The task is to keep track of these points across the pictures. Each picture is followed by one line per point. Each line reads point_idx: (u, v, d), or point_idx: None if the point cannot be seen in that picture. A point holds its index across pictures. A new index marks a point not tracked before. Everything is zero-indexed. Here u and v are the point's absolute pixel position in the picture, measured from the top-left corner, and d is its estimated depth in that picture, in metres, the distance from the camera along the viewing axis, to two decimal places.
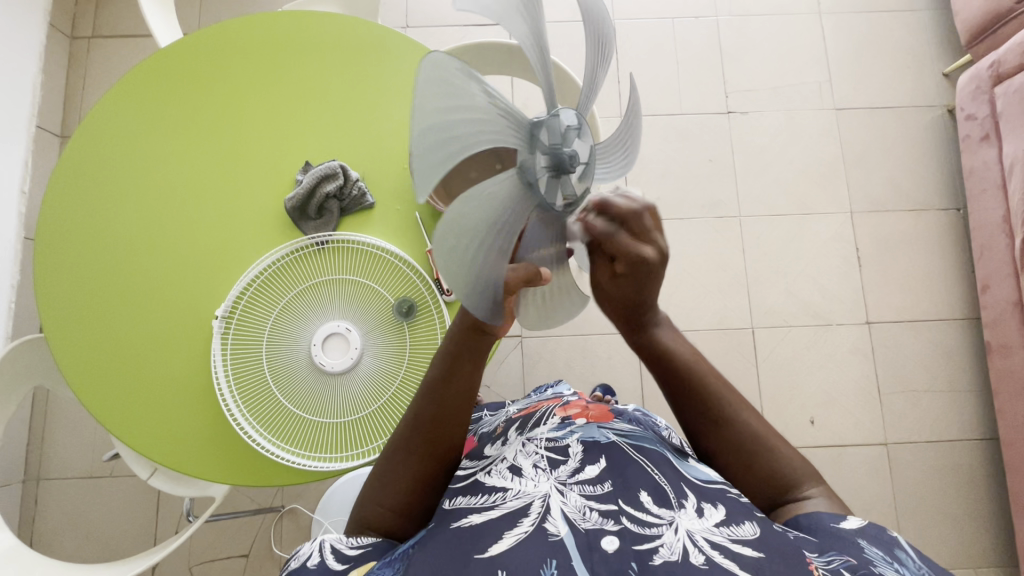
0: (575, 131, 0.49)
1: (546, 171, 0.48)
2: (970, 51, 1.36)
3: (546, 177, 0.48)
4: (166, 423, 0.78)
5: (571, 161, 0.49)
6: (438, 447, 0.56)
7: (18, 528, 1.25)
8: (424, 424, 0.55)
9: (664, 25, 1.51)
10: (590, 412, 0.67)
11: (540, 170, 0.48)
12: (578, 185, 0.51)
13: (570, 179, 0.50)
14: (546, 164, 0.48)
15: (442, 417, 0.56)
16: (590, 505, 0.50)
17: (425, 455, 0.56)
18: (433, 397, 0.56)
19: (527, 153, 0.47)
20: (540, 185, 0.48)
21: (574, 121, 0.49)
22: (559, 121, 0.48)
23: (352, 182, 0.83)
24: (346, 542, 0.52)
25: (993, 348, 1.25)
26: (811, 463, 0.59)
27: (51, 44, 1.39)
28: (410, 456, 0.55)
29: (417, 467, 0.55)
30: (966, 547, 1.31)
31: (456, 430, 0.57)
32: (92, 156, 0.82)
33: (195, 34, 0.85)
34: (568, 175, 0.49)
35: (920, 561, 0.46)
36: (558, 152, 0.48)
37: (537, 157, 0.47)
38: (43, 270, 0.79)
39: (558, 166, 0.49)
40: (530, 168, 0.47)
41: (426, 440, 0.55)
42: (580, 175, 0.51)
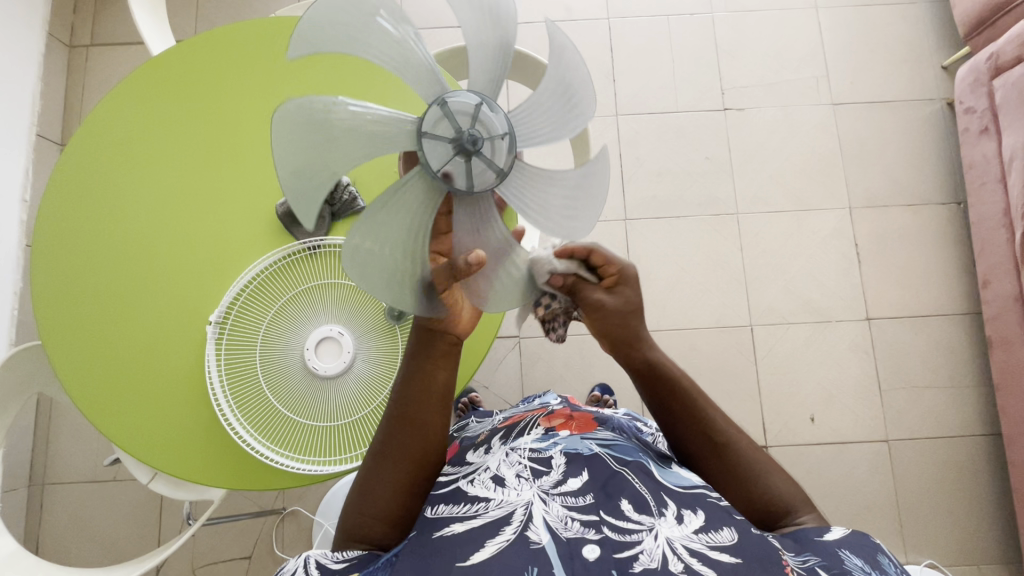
0: (481, 106, 0.51)
1: (457, 157, 0.51)
2: (969, 43, 1.35)
3: (450, 155, 0.51)
4: (162, 425, 0.79)
5: (478, 136, 0.51)
6: (418, 450, 0.56)
7: (25, 532, 1.26)
8: (399, 428, 0.56)
9: (659, 22, 1.50)
10: (572, 422, 0.67)
11: (452, 163, 0.51)
12: (492, 170, 0.53)
13: (476, 161, 0.51)
14: (455, 154, 0.51)
15: (419, 418, 0.57)
16: (572, 515, 0.50)
17: (406, 459, 0.56)
18: (406, 398, 0.57)
19: (421, 145, 0.50)
20: (441, 161, 0.51)
21: (475, 98, 0.51)
22: (449, 103, 0.51)
23: (343, 187, 0.81)
24: (331, 557, 0.52)
25: (994, 343, 1.24)
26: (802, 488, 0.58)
27: (50, 54, 1.40)
28: (391, 462, 0.56)
29: (399, 473, 0.56)
30: (969, 543, 1.30)
31: (432, 431, 0.58)
32: (87, 161, 0.82)
33: (187, 39, 0.86)
34: (473, 156, 0.51)
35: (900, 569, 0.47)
36: (460, 135, 0.50)
37: (442, 145, 0.50)
38: (41, 275, 0.80)
39: (467, 148, 0.51)
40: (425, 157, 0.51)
41: (404, 445, 0.56)
42: (503, 144, 0.52)
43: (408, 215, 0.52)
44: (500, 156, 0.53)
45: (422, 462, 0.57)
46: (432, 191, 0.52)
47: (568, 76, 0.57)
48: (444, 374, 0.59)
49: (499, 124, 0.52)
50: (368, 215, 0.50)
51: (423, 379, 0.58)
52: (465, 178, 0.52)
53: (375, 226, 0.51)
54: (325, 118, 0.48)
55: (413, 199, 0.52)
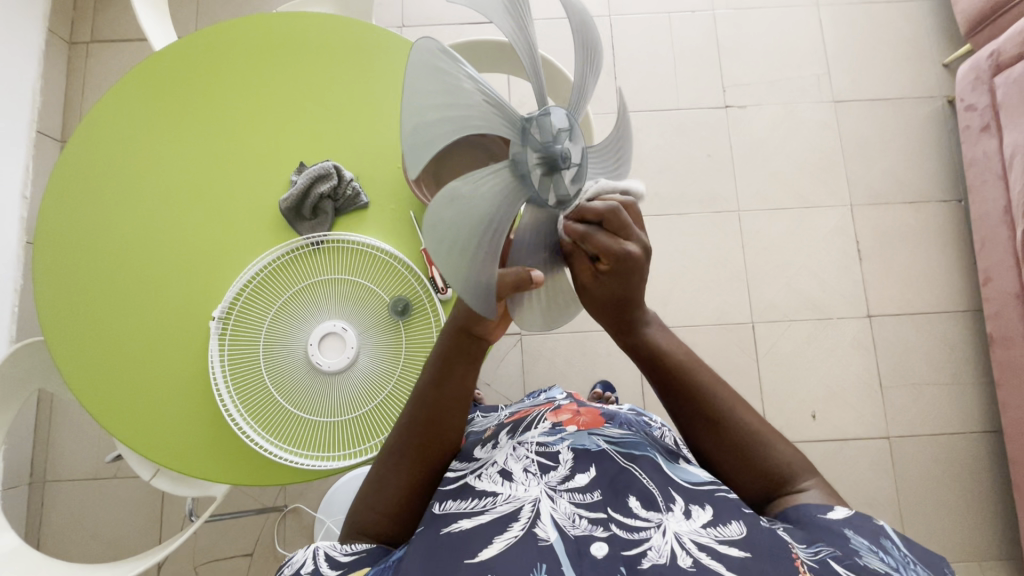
0: (569, 133, 0.51)
1: (539, 169, 0.49)
2: (970, 41, 1.35)
3: (537, 172, 0.49)
4: (165, 421, 0.79)
5: (564, 154, 0.50)
6: (432, 451, 0.57)
7: (25, 528, 1.26)
8: (417, 427, 0.57)
9: (660, 19, 1.50)
10: (580, 417, 0.67)
11: (533, 172, 0.49)
12: (570, 185, 0.52)
13: (561, 178, 0.51)
14: (538, 166, 0.49)
15: (435, 419, 0.57)
16: (579, 512, 0.51)
17: (419, 458, 0.57)
18: (426, 401, 0.57)
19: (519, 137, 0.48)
20: (530, 174, 0.49)
21: (566, 122, 0.50)
22: (549, 113, 0.49)
23: (346, 182, 0.83)
24: (340, 549, 0.52)
25: (995, 340, 1.25)
26: (804, 455, 0.58)
27: (50, 50, 1.39)
28: (404, 459, 0.57)
29: (410, 472, 0.57)
30: (969, 540, 1.30)
31: (449, 432, 0.58)
32: (91, 157, 0.82)
33: (192, 34, 0.86)
34: (560, 174, 0.50)
35: (905, 549, 0.46)
36: (551, 150, 0.49)
37: (530, 151, 0.49)
38: (45, 270, 0.80)
39: (551, 165, 0.50)
40: (517, 150, 0.48)
41: (420, 444, 0.57)
42: (573, 174, 0.52)
43: (491, 207, 0.47)
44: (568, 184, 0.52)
45: (433, 461, 0.58)
46: (517, 194, 0.48)
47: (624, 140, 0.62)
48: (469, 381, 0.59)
49: (577, 155, 0.52)
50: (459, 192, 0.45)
51: (447, 383, 0.58)
52: (539, 192, 0.50)
53: (464, 204, 0.45)
54: (454, 73, 0.43)
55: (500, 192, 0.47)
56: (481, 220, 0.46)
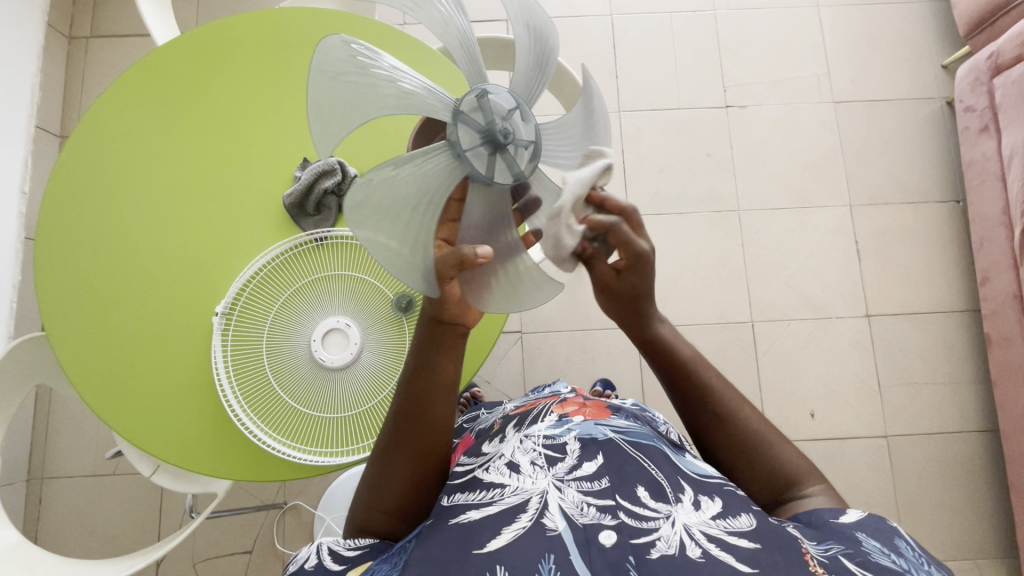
0: (516, 111, 0.52)
1: (487, 149, 0.51)
2: (969, 43, 1.36)
3: (481, 150, 0.51)
4: (167, 416, 0.79)
5: (507, 127, 0.51)
6: (422, 445, 0.55)
7: (23, 526, 1.26)
8: (404, 421, 0.55)
9: (661, 19, 1.51)
10: (586, 409, 0.67)
11: (481, 154, 0.51)
12: (519, 161, 0.53)
13: (507, 154, 0.51)
14: (486, 148, 0.51)
15: (425, 410, 0.55)
16: (588, 501, 0.51)
17: (410, 453, 0.55)
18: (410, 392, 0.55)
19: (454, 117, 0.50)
20: (472, 153, 0.50)
21: (510, 101, 0.52)
22: (488, 93, 0.51)
23: (350, 178, 0.83)
24: (343, 544, 0.53)
25: (992, 339, 1.25)
26: (811, 461, 0.58)
27: (50, 45, 1.39)
28: (394, 454, 0.55)
29: (404, 466, 0.55)
30: (967, 539, 1.31)
31: (439, 423, 0.56)
32: (92, 149, 0.82)
33: (196, 29, 0.86)
34: (505, 151, 0.51)
35: (918, 550, 0.47)
36: (489, 131, 0.50)
37: (470, 131, 0.50)
38: (46, 263, 0.80)
39: (497, 143, 0.51)
40: (452, 134, 0.50)
41: (408, 438, 0.55)
42: (521, 150, 0.52)
43: (413, 189, 0.49)
44: (523, 162, 0.53)
45: (428, 456, 0.56)
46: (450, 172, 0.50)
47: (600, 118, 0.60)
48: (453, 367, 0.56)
49: (528, 133, 0.53)
50: (381, 174, 0.47)
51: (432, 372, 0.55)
52: (489, 170, 0.51)
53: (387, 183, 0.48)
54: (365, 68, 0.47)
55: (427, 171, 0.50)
56: (405, 201, 0.48)
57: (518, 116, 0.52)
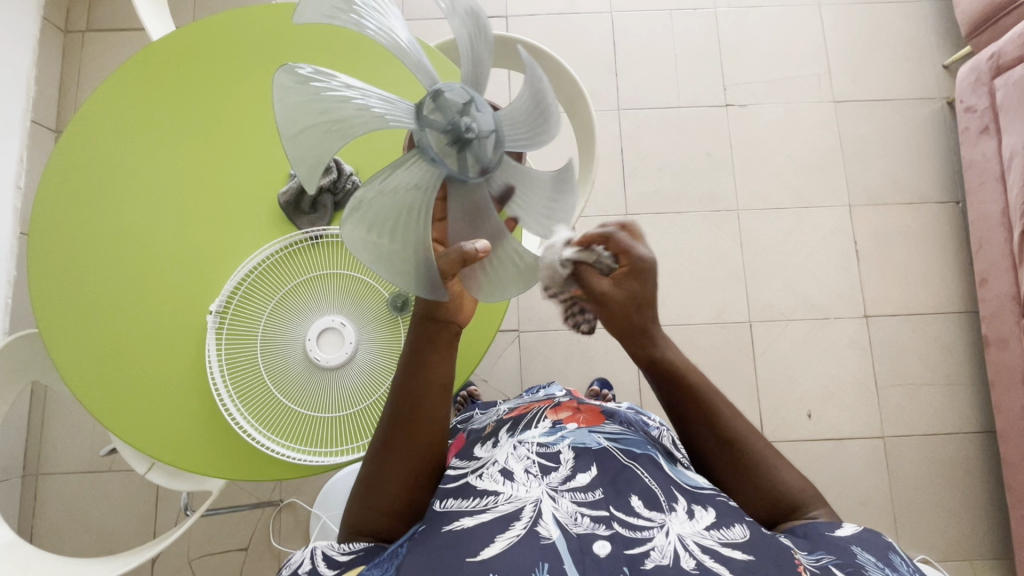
0: (491, 135, 0.52)
1: (445, 141, 0.50)
2: (970, 42, 1.35)
3: (440, 138, 0.50)
4: (161, 414, 0.78)
5: (472, 132, 0.50)
6: (419, 444, 0.55)
7: (19, 522, 1.25)
8: (399, 421, 0.55)
9: (661, 17, 1.50)
10: (580, 416, 0.67)
11: (438, 142, 0.50)
12: (472, 170, 0.52)
13: (464, 157, 0.51)
14: (445, 140, 0.50)
15: (423, 411, 0.55)
16: (582, 511, 0.51)
17: (406, 454, 0.55)
18: (406, 390, 0.55)
19: (435, 90, 0.49)
20: (429, 134, 0.49)
21: (492, 125, 0.52)
22: (474, 99, 0.51)
23: (346, 176, 0.82)
24: (337, 548, 0.53)
25: (990, 341, 1.25)
26: (812, 484, 0.59)
27: (44, 38, 1.37)
28: (390, 454, 0.55)
29: (402, 467, 0.55)
30: (962, 540, 1.31)
31: (435, 422, 0.56)
32: (86, 145, 0.81)
33: (190, 25, 0.85)
34: (461, 155, 0.51)
35: (910, 565, 0.47)
36: (454, 125, 0.49)
37: (441, 116, 0.49)
38: (40, 261, 0.79)
39: (457, 143, 0.50)
40: (424, 103, 0.49)
41: (404, 438, 0.55)
42: (476, 163, 0.52)
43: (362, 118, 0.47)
44: (472, 172, 0.52)
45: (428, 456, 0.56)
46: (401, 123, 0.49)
47: (569, 197, 0.59)
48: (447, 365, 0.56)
49: (491, 158, 0.53)
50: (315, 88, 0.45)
51: (426, 370, 0.55)
52: (437, 159, 0.50)
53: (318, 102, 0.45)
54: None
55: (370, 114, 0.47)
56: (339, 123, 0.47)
57: (490, 138, 0.52)
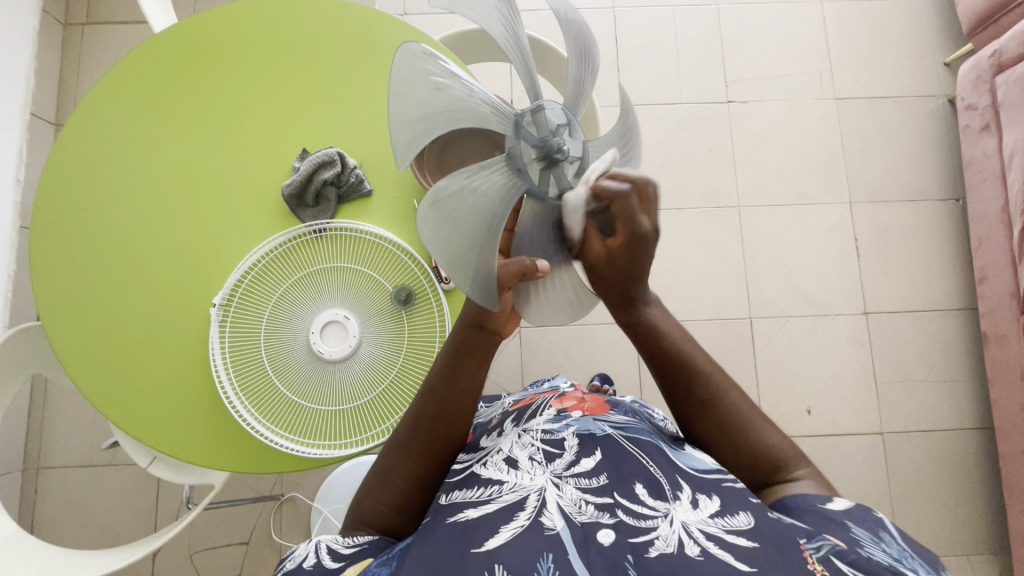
0: (574, 161, 0.52)
1: (535, 157, 0.50)
2: (972, 40, 1.36)
3: (531, 150, 0.50)
4: (164, 407, 0.78)
5: (563, 155, 0.51)
6: (438, 445, 0.58)
7: (19, 516, 1.25)
8: (425, 422, 0.58)
9: (663, 13, 1.50)
10: (585, 404, 0.68)
11: (528, 155, 0.50)
12: (552, 189, 0.51)
13: (549, 173, 0.51)
14: (536, 155, 0.50)
15: (445, 416, 0.58)
16: (586, 498, 0.51)
17: (425, 454, 0.58)
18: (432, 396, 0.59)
19: (539, 106, 0.50)
20: (522, 145, 0.50)
21: (579, 152, 0.52)
22: (571, 125, 0.52)
23: (350, 169, 0.82)
24: (342, 542, 0.52)
25: (989, 338, 1.26)
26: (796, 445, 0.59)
27: (44, 31, 1.37)
28: (410, 454, 0.58)
29: (419, 466, 0.57)
30: (959, 535, 1.32)
31: (456, 427, 0.60)
32: (89, 137, 0.81)
33: (195, 16, 0.85)
34: (550, 168, 0.51)
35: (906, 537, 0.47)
36: (548, 142, 0.50)
37: (537, 131, 0.50)
38: (42, 253, 0.79)
39: (547, 158, 0.50)
40: (525, 115, 0.50)
41: (425, 439, 0.58)
42: (557, 182, 0.51)
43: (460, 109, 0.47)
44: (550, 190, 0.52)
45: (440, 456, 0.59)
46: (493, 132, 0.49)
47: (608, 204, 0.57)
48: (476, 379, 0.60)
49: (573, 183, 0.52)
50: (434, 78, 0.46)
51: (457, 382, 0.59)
52: (523, 170, 0.50)
53: (439, 92, 0.46)
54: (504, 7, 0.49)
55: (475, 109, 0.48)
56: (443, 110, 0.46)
57: (576, 165, 0.53)
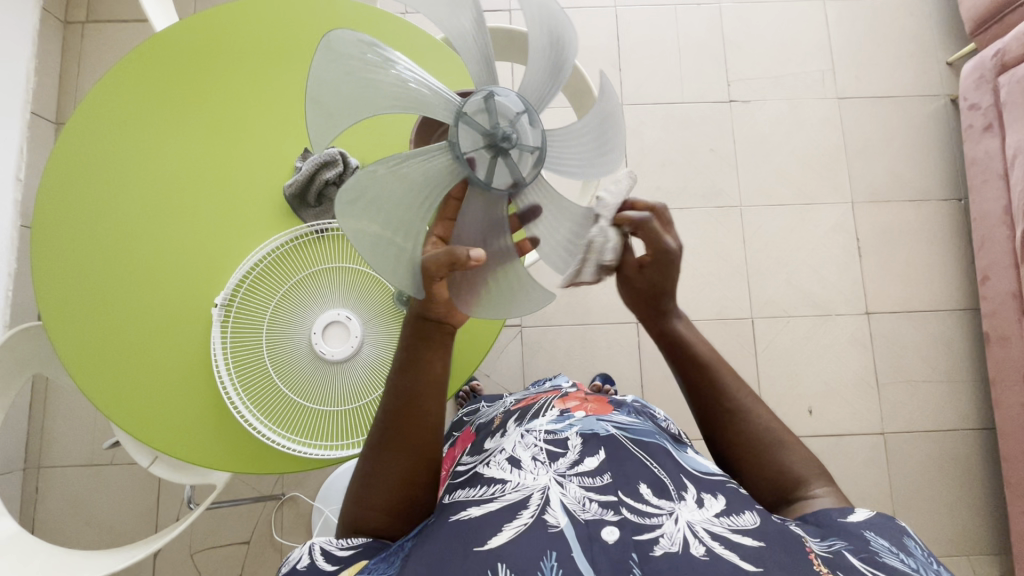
0: (528, 151, 0.50)
1: (482, 145, 0.49)
2: (975, 39, 1.35)
3: (478, 139, 0.49)
4: (164, 406, 0.78)
5: (511, 144, 0.49)
6: (415, 440, 0.55)
7: (19, 516, 1.25)
8: (396, 418, 0.54)
9: (665, 12, 1.49)
10: (588, 405, 0.68)
11: (473, 142, 0.49)
12: (498, 178, 0.50)
13: (498, 163, 0.50)
14: (482, 143, 0.49)
15: (419, 410, 0.55)
16: (590, 497, 0.51)
17: (403, 451, 0.55)
18: (400, 389, 0.55)
19: (491, 92, 0.49)
20: (467, 134, 0.49)
21: (536, 142, 0.50)
22: (529, 113, 0.50)
23: (352, 169, 0.80)
24: (336, 544, 0.53)
25: (991, 338, 1.26)
26: (821, 464, 0.58)
27: (44, 28, 1.36)
28: (386, 452, 0.55)
29: (400, 465, 0.55)
30: (960, 535, 1.32)
31: (431, 418, 0.56)
32: (89, 136, 0.81)
33: (195, 14, 0.84)
34: (501, 157, 0.49)
35: (925, 549, 0.47)
36: (496, 131, 0.48)
37: (485, 120, 0.49)
38: (42, 252, 0.78)
39: (495, 146, 0.49)
40: (474, 102, 0.49)
41: (400, 435, 0.55)
42: (505, 172, 0.50)
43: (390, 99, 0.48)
44: (497, 180, 0.50)
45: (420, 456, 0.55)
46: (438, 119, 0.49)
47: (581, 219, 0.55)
48: (440, 364, 0.55)
49: (525, 173, 0.51)
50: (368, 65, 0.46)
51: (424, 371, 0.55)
52: (465, 157, 0.49)
53: (369, 80, 0.47)
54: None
55: (410, 95, 0.49)
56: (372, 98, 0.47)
57: (531, 156, 0.51)
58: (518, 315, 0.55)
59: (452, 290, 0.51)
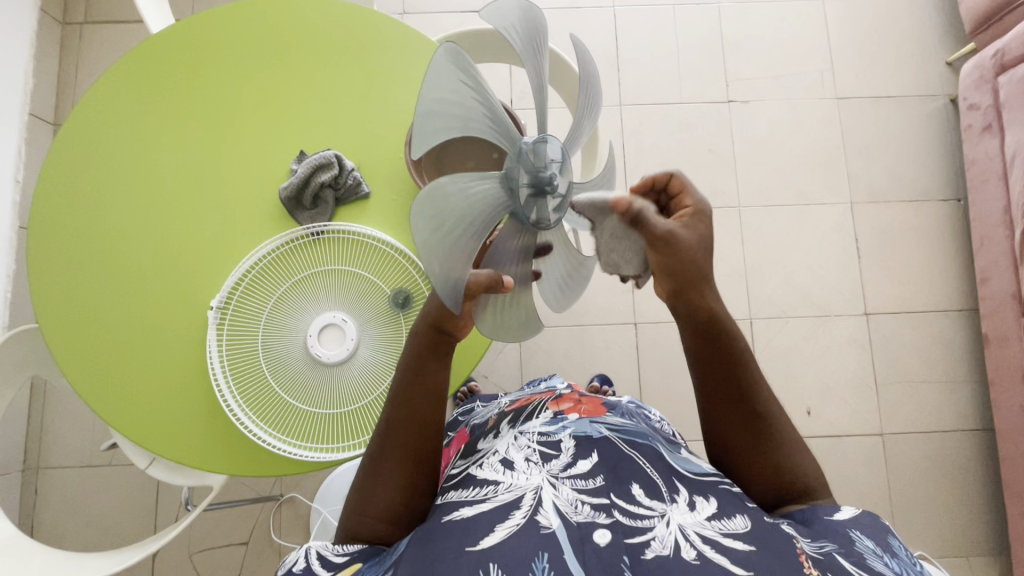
0: (563, 199, 0.52)
1: (526, 183, 0.49)
2: (975, 39, 1.35)
3: (527, 176, 0.49)
4: (161, 409, 0.78)
5: (552, 190, 0.50)
6: (417, 447, 0.56)
7: (19, 516, 1.25)
8: (397, 427, 0.56)
9: (665, 12, 1.49)
10: (581, 407, 0.67)
11: (520, 178, 0.49)
12: (534, 216, 0.51)
13: (538, 205, 0.50)
14: (527, 181, 0.49)
15: (421, 420, 0.57)
16: (582, 499, 0.51)
17: (405, 459, 0.56)
18: (401, 400, 0.57)
19: (545, 137, 0.49)
20: (519, 169, 0.48)
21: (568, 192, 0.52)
22: (569, 164, 0.52)
23: (347, 172, 0.82)
24: (332, 549, 0.53)
25: (990, 339, 1.25)
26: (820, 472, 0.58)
27: (43, 30, 1.36)
28: (387, 461, 0.56)
29: (403, 473, 0.56)
30: (958, 536, 1.32)
31: (431, 428, 0.57)
32: (85, 140, 0.81)
33: (191, 17, 0.84)
34: (543, 199, 0.50)
35: (910, 552, 0.47)
36: (543, 175, 0.49)
37: (535, 159, 0.49)
38: (39, 256, 0.79)
39: (539, 189, 0.49)
40: (528, 142, 0.49)
41: (401, 444, 0.56)
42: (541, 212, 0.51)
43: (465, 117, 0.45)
44: (532, 216, 0.51)
45: (422, 460, 0.57)
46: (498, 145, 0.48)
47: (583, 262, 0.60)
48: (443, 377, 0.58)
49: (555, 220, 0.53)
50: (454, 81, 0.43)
51: (424, 381, 0.57)
52: (511, 190, 0.49)
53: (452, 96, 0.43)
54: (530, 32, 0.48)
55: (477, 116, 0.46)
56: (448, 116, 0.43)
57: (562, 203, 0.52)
58: (512, 339, 0.58)
59: (474, 308, 0.53)
